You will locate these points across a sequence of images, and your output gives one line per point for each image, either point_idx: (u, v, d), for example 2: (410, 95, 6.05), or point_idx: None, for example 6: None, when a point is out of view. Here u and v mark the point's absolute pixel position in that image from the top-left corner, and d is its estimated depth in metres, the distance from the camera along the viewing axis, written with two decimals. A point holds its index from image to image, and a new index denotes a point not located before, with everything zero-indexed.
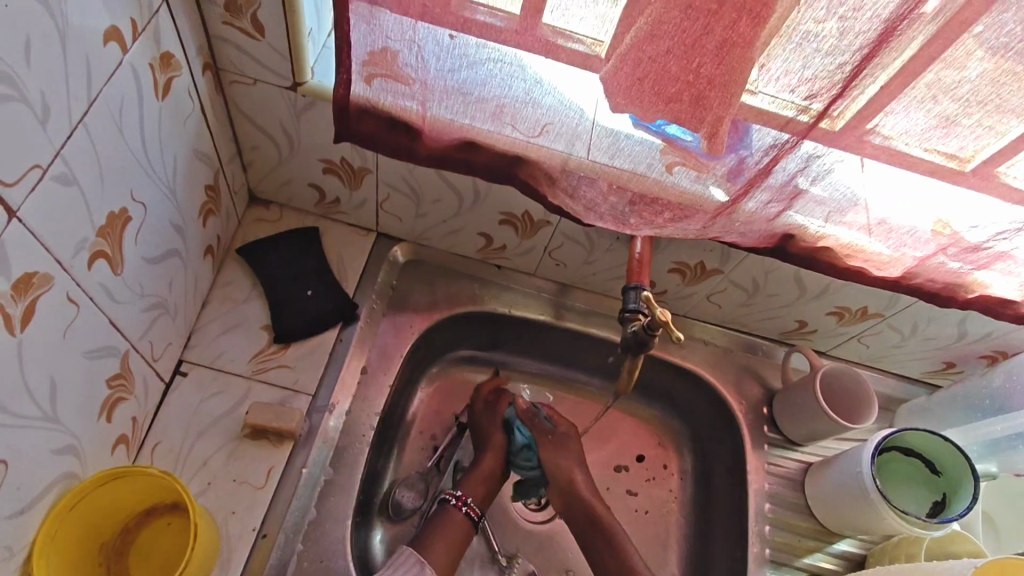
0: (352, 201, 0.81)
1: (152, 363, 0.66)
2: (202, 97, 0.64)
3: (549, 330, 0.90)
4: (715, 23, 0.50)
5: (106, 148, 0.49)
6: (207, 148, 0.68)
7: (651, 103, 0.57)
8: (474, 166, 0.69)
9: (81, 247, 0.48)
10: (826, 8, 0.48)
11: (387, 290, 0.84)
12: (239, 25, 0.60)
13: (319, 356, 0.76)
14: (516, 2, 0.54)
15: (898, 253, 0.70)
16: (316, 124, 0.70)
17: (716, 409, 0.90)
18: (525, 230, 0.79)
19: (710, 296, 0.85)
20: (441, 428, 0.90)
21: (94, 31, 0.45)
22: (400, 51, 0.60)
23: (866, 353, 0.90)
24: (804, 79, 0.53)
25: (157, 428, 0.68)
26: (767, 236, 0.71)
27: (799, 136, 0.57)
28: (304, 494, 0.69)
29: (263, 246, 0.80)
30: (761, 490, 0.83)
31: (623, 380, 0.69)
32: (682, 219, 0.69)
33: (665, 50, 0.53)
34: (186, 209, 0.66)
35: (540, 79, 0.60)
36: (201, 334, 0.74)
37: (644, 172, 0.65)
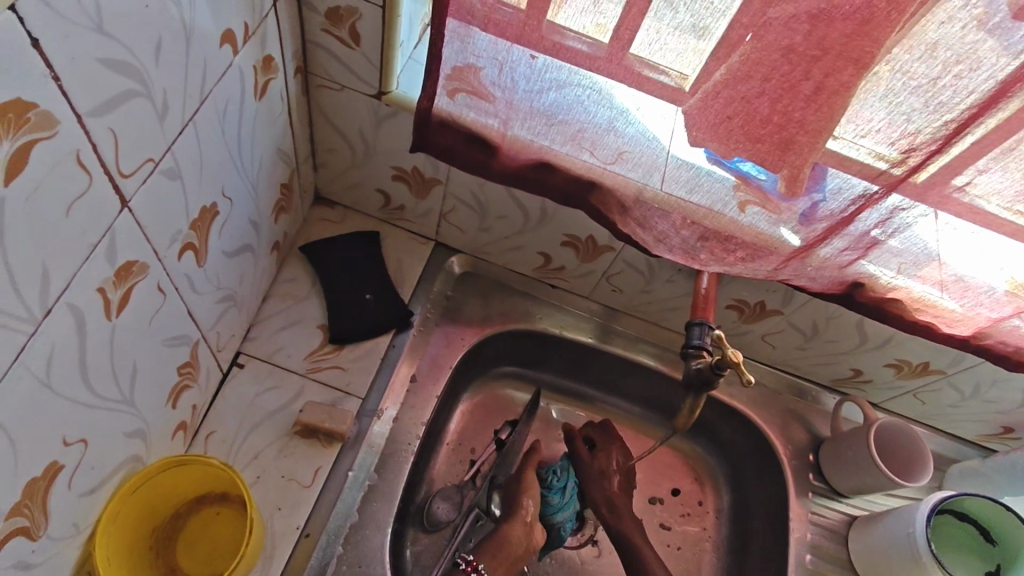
0: (416, 210, 0.82)
1: (216, 353, 0.67)
2: (292, 99, 0.66)
3: (596, 354, 0.90)
4: (812, 67, 0.49)
5: (207, 144, 0.50)
6: (288, 148, 0.69)
7: (737, 141, 0.57)
8: (547, 187, 0.70)
9: (176, 238, 0.50)
10: (941, 67, 0.47)
11: (441, 300, 0.85)
12: (337, 34, 0.61)
13: (372, 360, 0.77)
14: (605, 32, 0.53)
15: (971, 312, 0.68)
16: (395, 134, 0.71)
17: (758, 450, 0.89)
18: (587, 254, 0.79)
19: (764, 336, 0.84)
20: (481, 443, 0.89)
21: (213, 32, 0.46)
22: (489, 70, 0.61)
23: (920, 409, 0.87)
24: (906, 133, 0.52)
25: (213, 418, 0.69)
26: (836, 283, 0.70)
27: (890, 188, 0.56)
28: (348, 496, 0.70)
29: (326, 247, 0.82)
30: (803, 539, 0.81)
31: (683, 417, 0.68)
32: (754, 258, 0.68)
33: (760, 92, 0.53)
34: (263, 206, 0.67)
35: (626, 109, 0.60)
36: (260, 328, 0.76)
37: (720, 210, 0.65)
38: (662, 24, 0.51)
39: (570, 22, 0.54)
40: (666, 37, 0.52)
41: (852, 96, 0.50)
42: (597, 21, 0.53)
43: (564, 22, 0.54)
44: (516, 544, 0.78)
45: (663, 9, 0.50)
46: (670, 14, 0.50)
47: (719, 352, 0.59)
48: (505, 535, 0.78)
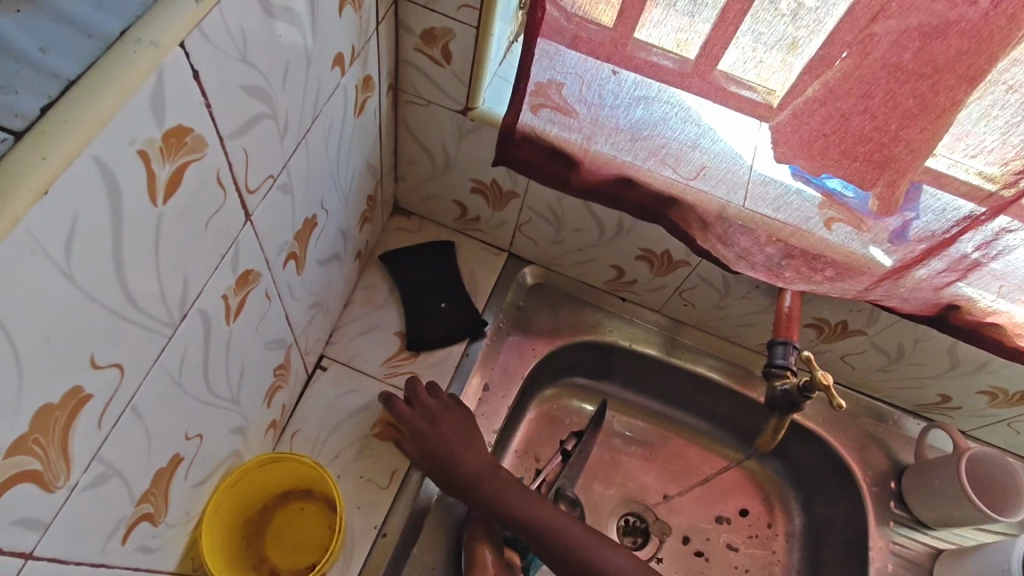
0: (490, 221, 0.84)
1: (304, 356, 0.71)
2: (383, 115, 0.69)
3: (665, 368, 0.89)
4: (919, 84, 0.48)
5: (313, 160, 0.53)
6: (375, 161, 0.72)
7: (832, 159, 0.56)
8: (626, 202, 0.70)
9: (283, 248, 0.53)
10: None
11: (513, 310, 0.86)
12: (429, 52, 0.64)
13: (445, 368, 0.79)
14: (691, 48, 0.53)
15: None
16: (476, 148, 0.73)
17: (833, 475, 0.86)
18: (661, 268, 0.79)
19: (843, 357, 0.81)
20: (546, 452, 0.90)
21: (326, 56, 0.49)
22: (575, 87, 0.62)
23: (1014, 439, 0.82)
24: (1021, 154, 0.49)
25: (298, 417, 0.73)
26: (929, 305, 0.67)
27: (998, 210, 0.53)
28: (422, 500, 0.72)
29: (403, 256, 0.85)
30: (884, 570, 0.77)
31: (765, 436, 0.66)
32: (843, 278, 0.66)
33: (862, 109, 0.52)
34: (351, 217, 0.70)
35: (713, 127, 0.60)
36: (341, 333, 0.79)
37: (806, 228, 0.64)
38: (751, 38, 0.51)
39: (658, 39, 0.54)
40: (756, 52, 0.52)
41: (958, 115, 0.49)
42: (681, 36, 0.53)
43: (645, 37, 0.54)
44: None
45: (757, 24, 0.50)
46: (764, 29, 0.50)
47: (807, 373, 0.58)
48: None
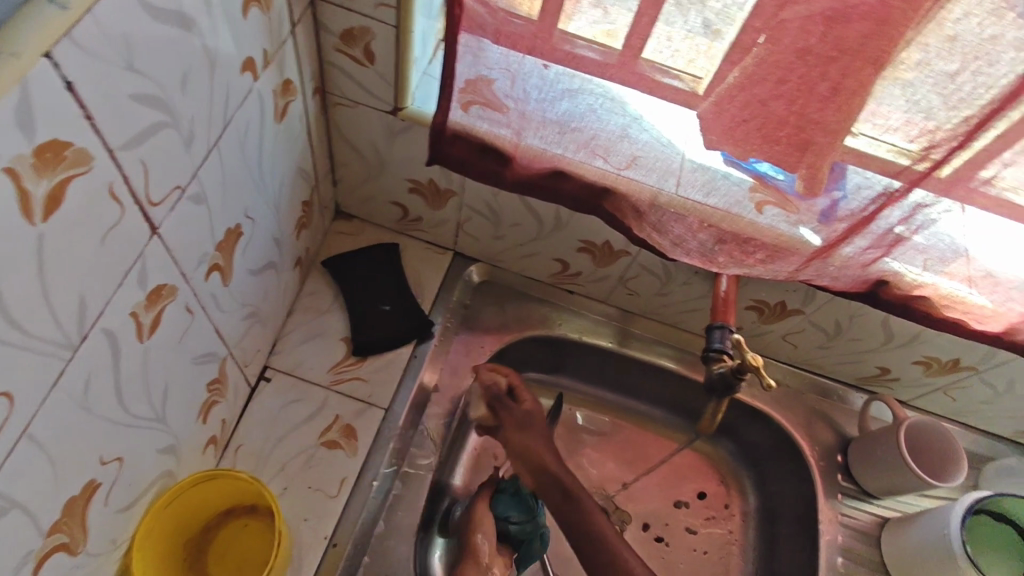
0: (432, 220, 0.84)
1: (243, 369, 0.69)
2: (311, 118, 0.67)
3: (616, 358, 0.90)
4: (828, 68, 0.49)
5: (229, 167, 0.52)
6: (307, 166, 0.71)
7: (754, 144, 0.57)
8: (561, 195, 0.70)
9: (202, 260, 0.52)
10: (960, 63, 0.46)
11: (460, 308, 0.86)
12: (351, 53, 0.63)
13: (392, 371, 0.78)
14: (618, 37, 0.54)
15: (1002, 307, 0.66)
16: (411, 147, 0.73)
17: (782, 452, 0.88)
18: (603, 258, 0.79)
19: (785, 336, 0.83)
20: (504, 449, 0.90)
21: (234, 61, 0.47)
22: (502, 81, 0.61)
23: (951, 406, 0.85)
24: (923, 130, 0.51)
25: (241, 431, 0.72)
26: (860, 282, 0.68)
27: (912, 184, 0.55)
28: (373, 506, 0.71)
29: (347, 260, 0.83)
30: (834, 542, 0.79)
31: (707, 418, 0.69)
32: (775, 260, 0.67)
33: (777, 95, 0.52)
34: (284, 224, 0.69)
35: (639, 116, 0.60)
36: (285, 342, 0.78)
37: (737, 213, 0.65)
38: (669, 25, 0.51)
39: (578, 29, 0.54)
40: (673, 39, 0.52)
41: (872, 93, 0.50)
42: (605, 26, 0.53)
43: (574, 29, 0.54)
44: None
45: (672, 12, 0.50)
46: (682, 15, 0.50)
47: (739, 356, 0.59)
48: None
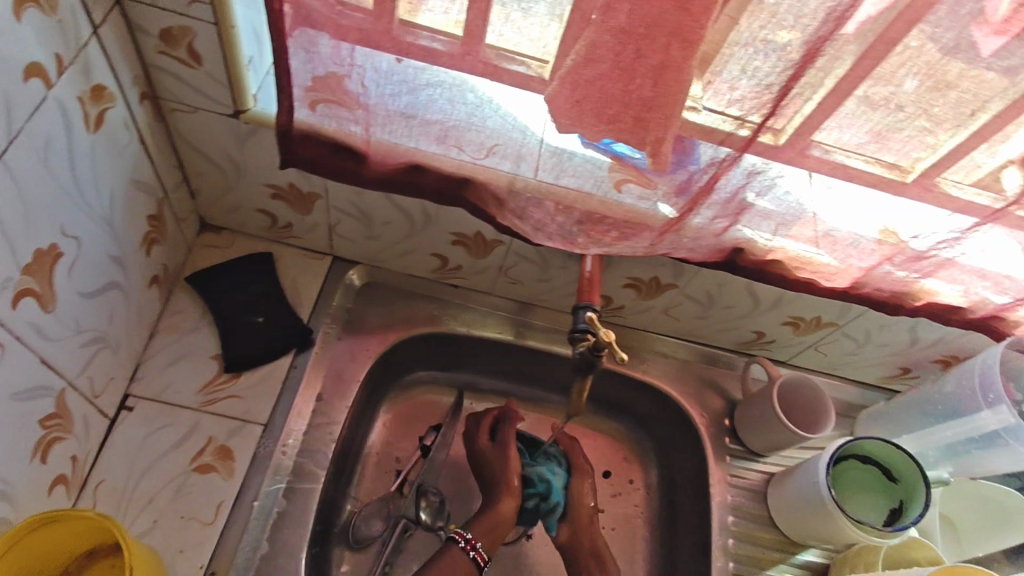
0: (303, 226, 0.81)
1: (93, 400, 0.65)
2: (141, 126, 0.63)
3: (510, 348, 0.90)
4: (639, 45, 0.50)
5: (30, 183, 0.49)
6: (147, 177, 0.66)
7: (594, 125, 0.57)
8: (422, 188, 0.70)
9: (3, 286, 0.48)
10: (748, 32, 0.50)
11: (341, 313, 0.84)
12: (175, 54, 0.59)
13: (271, 385, 0.75)
14: (460, 24, 0.53)
15: (844, 264, 0.70)
16: (262, 150, 0.69)
17: (675, 422, 0.91)
18: (478, 250, 0.80)
19: (666, 310, 0.86)
20: (405, 451, 0.89)
21: (13, 67, 0.44)
22: (340, 77, 0.60)
23: (823, 360, 0.90)
24: (734, 99, 0.54)
25: (101, 466, 0.67)
26: (717, 251, 0.71)
27: (739, 151, 0.58)
28: (256, 526, 0.69)
29: (214, 274, 0.79)
30: (724, 503, 0.83)
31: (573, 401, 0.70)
32: (629, 236, 0.69)
33: (601, 74, 0.53)
34: (125, 241, 0.65)
35: (483, 103, 0.60)
36: (148, 366, 0.73)
37: (590, 190, 0.65)
38: (517, 10, 0.52)
39: (424, 19, 0.54)
40: (521, 22, 0.53)
41: (717, 66, 0.52)
42: (449, 17, 0.53)
43: (423, 20, 0.54)
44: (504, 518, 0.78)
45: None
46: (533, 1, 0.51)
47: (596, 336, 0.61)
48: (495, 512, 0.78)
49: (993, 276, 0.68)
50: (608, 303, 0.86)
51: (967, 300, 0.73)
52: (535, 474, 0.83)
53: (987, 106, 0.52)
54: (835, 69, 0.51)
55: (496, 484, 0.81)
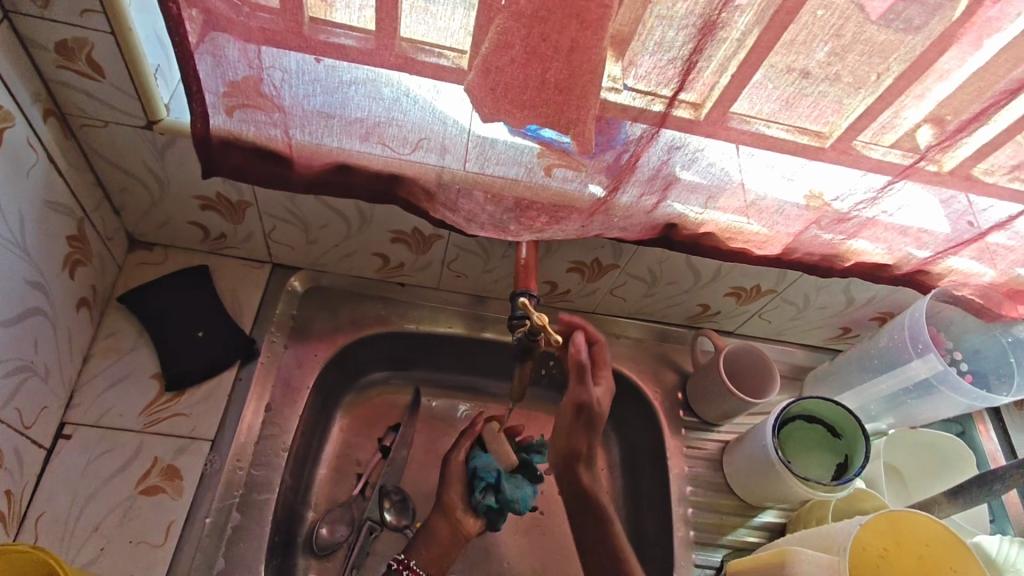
0: (238, 235, 0.79)
1: (24, 431, 0.63)
2: (48, 145, 0.61)
3: (463, 342, 0.90)
4: (545, 28, 0.50)
5: None
6: (62, 197, 0.64)
7: (515, 112, 0.57)
8: (352, 187, 0.69)
9: None
10: (646, 10, 0.51)
11: (287, 321, 0.82)
12: (76, 68, 0.58)
13: (216, 400, 0.74)
14: (370, 19, 0.53)
15: (773, 231, 0.72)
16: (183, 162, 0.68)
17: (632, 400, 0.92)
18: (419, 246, 0.80)
19: (612, 291, 0.87)
20: (365, 453, 0.88)
21: None
22: (252, 80, 0.58)
23: (768, 328, 0.93)
24: (639, 76, 0.55)
25: (41, 499, 0.65)
26: (651, 227, 0.73)
27: (656, 126, 0.59)
28: (210, 543, 0.67)
29: (149, 292, 0.77)
30: (682, 474, 0.85)
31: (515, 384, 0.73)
32: (559, 220, 0.70)
33: (511, 61, 0.53)
34: (43, 264, 0.63)
35: (400, 97, 0.60)
36: (84, 392, 0.71)
37: (517, 177, 0.66)
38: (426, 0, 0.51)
39: (337, 17, 0.53)
40: (431, 12, 0.52)
41: (633, 46, 0.53)
42: (360, 12, 0.53)
43: (336, 18, 0.53)
44: (444, 539, 0.76)
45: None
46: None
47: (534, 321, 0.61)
48: (431, 532, 0.76)
49: (913, 231, 0.71)
50: (554, 288, 0.86)
51: (891, 256, 0.76)
52: (483, 467, 0.79)
53: (890, 68, 0.53)
54: (742, 42, 0.52)
55: (439, 500, 0.79)
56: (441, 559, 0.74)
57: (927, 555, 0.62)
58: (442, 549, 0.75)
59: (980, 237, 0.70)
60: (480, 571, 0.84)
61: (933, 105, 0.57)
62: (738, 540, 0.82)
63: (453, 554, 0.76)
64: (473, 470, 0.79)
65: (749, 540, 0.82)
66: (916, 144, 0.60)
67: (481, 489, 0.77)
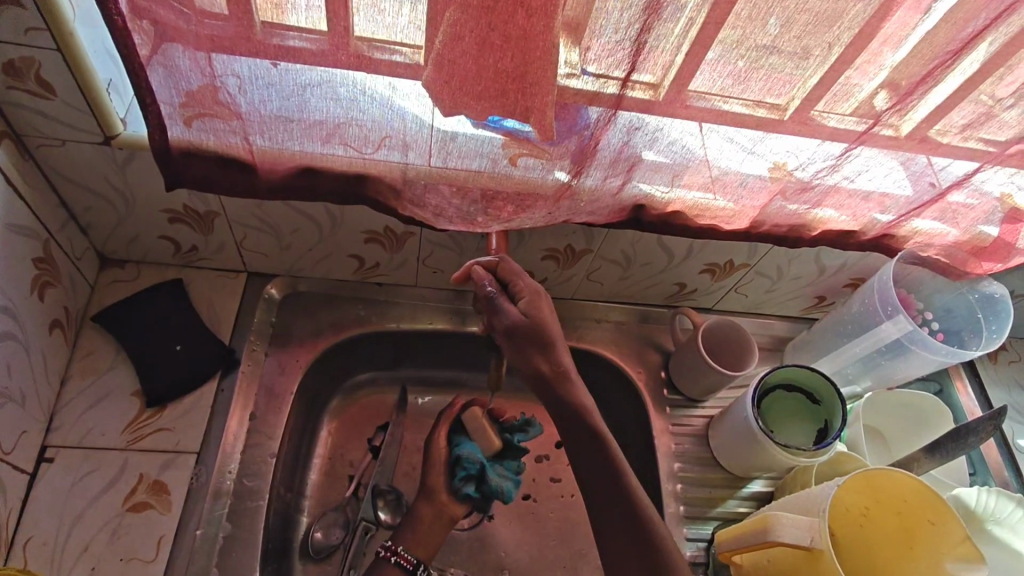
0: (210, 247, 0.79)
1: (4, 457, 0.63)
2: (5, 168, 0.61)
3: (445, 337, 0.90)
4: (493, 18, 0.51)
5: None
6: (25, 220, 0.64)
7: (474, 103, 0.58)
8: (319, 190, 0.69)
9: None
10: None
11: (266, 329, 0.82)
12: (26, 88, 0.57)
13: (200, 412, 0.74)
14: (321, 20, 0.53)
15: (740, 205, 0.73)
16: (145, 176, 0.67)
17: (617, 383, 0.93)
18: (393, 245, 0.80)
19: (588, 276, 0.88)
20: (356, 455, 0.88)
21: None
22: (207, 89, 0.58)
23: (746, 302, 0.94)
24: (593, 59, 0.56)
25: (27, 524, 0.65)
26: (618, 210, 0.73)
27: (612, 108, 0.60)
28: (203, 555, 0.67)
29: (125, 309, 0.77)
30: (669, 451, 0.86)
31: (493, 374, 0.74)
32: (526, 208, 0.70)
33: (463, 53, 0.53)
34: (9, 288, 0.62)
35: (358, 96, 0.59)
36: (65, 414, 0.71)
37: (480, 168, 0.66)
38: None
39: (289, 21, 0.53)
40: (379, 9, 0.52)
41: (585, 29, 0.53)
42: (310, 13, 0.52)
43: (289, 22, 0.53)
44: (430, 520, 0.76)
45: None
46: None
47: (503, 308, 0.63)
48: (415, 514, 0.76)
49: (877, 196, 0.72)
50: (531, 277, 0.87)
51: (858, 223, 0.77)
52: (466, 456, 0.79)
53: (838, 37, 0.54)
54: (691, 19, 0.53)
55: (424, 486, 0.78)
56: (427, 542, 0.75)
57: (906, 511, 0.63)
58: (429, 530, 0.76)
59: (941, 197, 0.72)
60: (477, 562, 0.85)
61: (884, 70, 0.57)
62: (729, 511, 0.83)
63: (440, 537, 0.77)
64: (456, 457, 0.80)
65: (739, 511, 0.84)
66: (871, 109, 0.61)
67: (462, 478, 0.78)
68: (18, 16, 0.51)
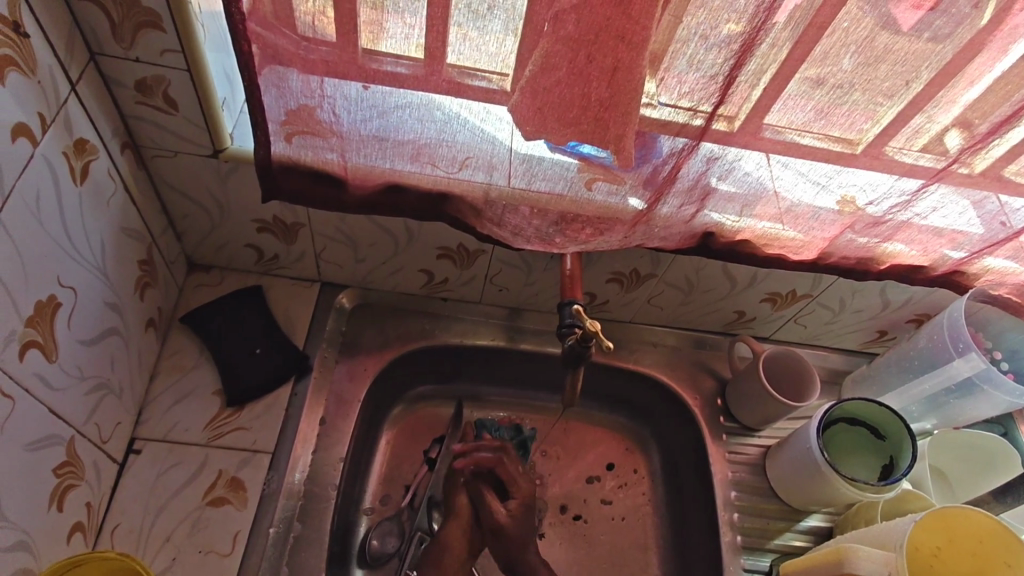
0: (291, 255, 0.83)
1: (102, 445, 0.67)
2: (124, 176, 0.66)
3: (504, 354, 0.92)
4: (589, 50, 0.54)
5: (23, 237, 0.52)
6: (135, 224, 0.69)
7: (560, 129, 0.61)
8: (402, 207, 0.72)
9: (10, 339, 0.52)
10: (686, 30, 0.54)
11: (337, 337, 0.85)
12: (152, 103, 0.62)
13: (275, 414, 0.77)
14: (419, 49, 0.56)
15: (809, 236, 0.74)
16: (244, 187, 0.72)
17: (673, 408, 0.93)
18: (463, 261, 0.83)
19: (649, 300, 0.89)
20: (414, 464, 0.90)
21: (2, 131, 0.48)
22: (311, 108, 0.62)
23: (806, 333, 0.94)
24: (683, 93, 0.58)
25: (115, 511, 0.68)
26: (688, 236, 0.75)
27: (696, 139, 0.62)
28: (275, 551, 0.70)
29: (210, 311, 0.81)
30: (726, 479, 0.86)
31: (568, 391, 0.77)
32: (603, 231, 0.73)
33: (557, 81, 0.57)
34: (119, 286, 0.67)
35: (449, 120, 0.63)
36: (154, 407, 0.75)
37: (563, 191, 0.69)
38: (476, 29, 0.54)
39: (388, 47, 0.57)
40: (480, 39, 0.55)
41: (669, 62, 0.56)
42: (412, 41, 0.56)
43: (386, 47, 0.57)
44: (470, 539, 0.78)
45: (478, 17, 0.53)
46: (487, 20, 0.54)
47: (582, 326, 0.67)
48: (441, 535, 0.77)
49: (949, 233, 0.73)
50: (593, 299, 0.89)
51: (927, 258, 0.77)
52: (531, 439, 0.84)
53: (919, 76, 0.55)
54: (775, 55, 0.55)
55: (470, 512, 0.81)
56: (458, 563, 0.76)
57: (981, 553, 0.63)
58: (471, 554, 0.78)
59: (1013, 236, 0.72)
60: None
61: (964, 109, 0.58)
62: (785, 544, 0.83)
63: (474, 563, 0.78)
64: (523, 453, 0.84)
65: (796, 544, 0.83)
66: (946, 149, 0.62)
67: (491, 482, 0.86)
68: (156, 39, 0.56)
